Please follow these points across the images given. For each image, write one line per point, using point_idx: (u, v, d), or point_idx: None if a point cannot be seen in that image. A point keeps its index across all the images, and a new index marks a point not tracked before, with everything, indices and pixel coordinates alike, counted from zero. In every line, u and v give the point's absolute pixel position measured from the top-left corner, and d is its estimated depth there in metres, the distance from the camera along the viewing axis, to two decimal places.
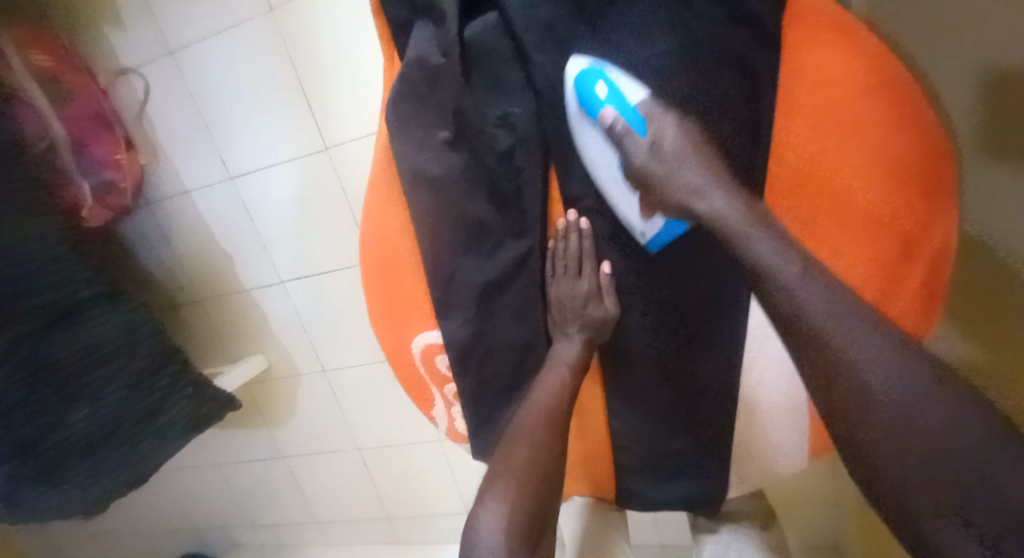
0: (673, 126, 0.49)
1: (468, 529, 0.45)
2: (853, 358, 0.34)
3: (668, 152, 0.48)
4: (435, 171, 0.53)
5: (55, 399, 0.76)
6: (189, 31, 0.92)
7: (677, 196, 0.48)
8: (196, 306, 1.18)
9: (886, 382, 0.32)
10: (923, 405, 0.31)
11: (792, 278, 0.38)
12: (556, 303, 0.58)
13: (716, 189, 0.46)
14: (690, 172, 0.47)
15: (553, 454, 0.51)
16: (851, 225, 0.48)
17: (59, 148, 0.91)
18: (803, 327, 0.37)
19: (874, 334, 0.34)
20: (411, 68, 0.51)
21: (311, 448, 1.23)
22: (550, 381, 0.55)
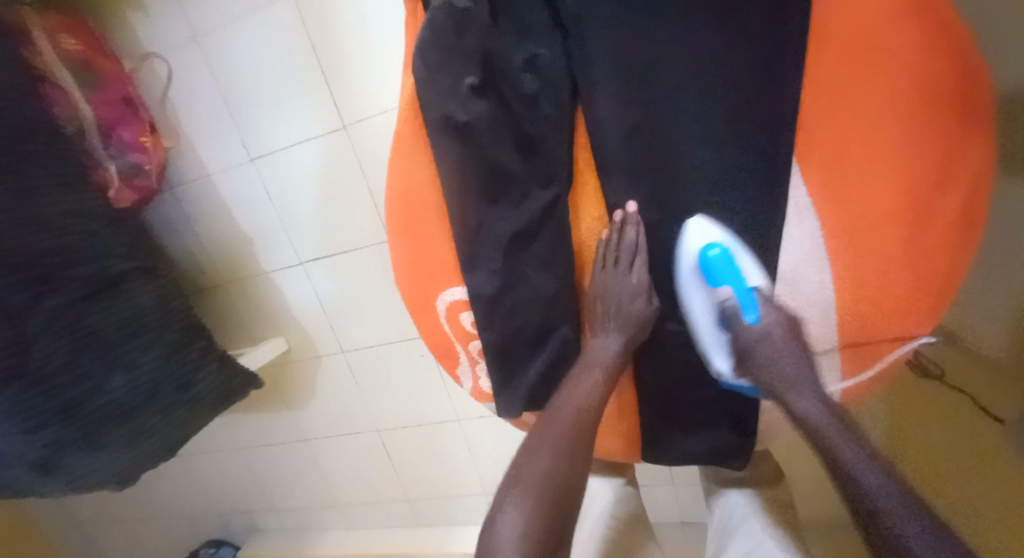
0: (785, 319, 0.53)
1: (486, 530, 0.48)
2: (898, 532, 0.40)
3: (775, 341, 0.53)
4: (463, 118, 0.53)
5: (95, 364, 0.81)
6: (213, 13, 0.93)
7: (779, 384, 0.53)
8: (218, 289, 1.19)
9: (924, 548, 0.38)
10: (926, 542, 0.39)
11: (855, 458, 0.46)
12: (602, 292, 0.59)
13: (809, 390, 0.52)
14: (791, 364, 0.52)
15: (575, 466, 0.51)
16: (880, 158, 0.46)
17: (87, 131, 0.93)
18: (863, 508, 0.43)
19: (912, 518, 0.40)
20: (439, 16, 0.50)
21: (330, 431, 1.23)
22: (585, 384, 0.56)
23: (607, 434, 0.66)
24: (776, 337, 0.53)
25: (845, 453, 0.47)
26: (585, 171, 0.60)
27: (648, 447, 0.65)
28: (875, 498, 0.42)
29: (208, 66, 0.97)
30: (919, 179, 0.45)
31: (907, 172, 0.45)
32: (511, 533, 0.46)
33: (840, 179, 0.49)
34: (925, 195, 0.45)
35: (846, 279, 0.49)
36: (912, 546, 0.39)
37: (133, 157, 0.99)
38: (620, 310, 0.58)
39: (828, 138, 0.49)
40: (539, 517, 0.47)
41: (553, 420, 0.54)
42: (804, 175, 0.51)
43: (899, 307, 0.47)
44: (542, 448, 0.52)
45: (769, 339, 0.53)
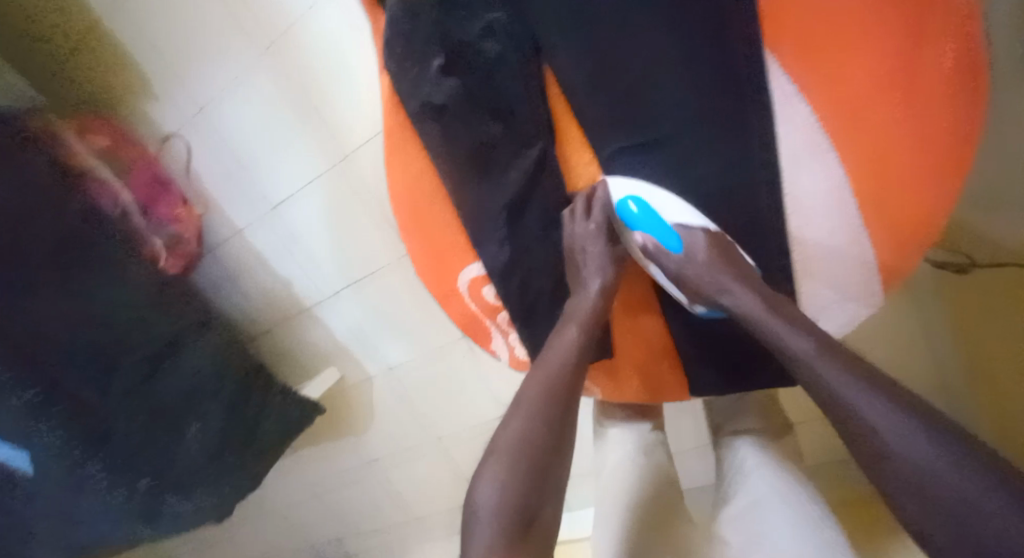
0: (703, 239, 0.54)
1: (468, 503, 0.46)
2: (870, 426, 0.37)
3: (700, 263, 0.53)
4: (438, 100, 0.55)
5: (170, 421, 0.91)
6: (210, 83, 1.01)
7: (704, 287, 0.53)
8: (270, 334, 1.28)
9: (899, 445, 0.36)
10: (901, 431, 0.36)
11: (806, 351, 0.43)
12: (570, 249, 0.61)
13: (740, 287, 0.51)
14: (720, 275, 0.52)
15: (552, 426, 0.49)
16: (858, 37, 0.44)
17: (131, 214, 1.02)
18: (822, 390, 0.41)
19: (873, 394, 0.38)
20: (395, 11, 0.53)
21: (395, 448, 1.28)
22: (563, 339, 0.55)
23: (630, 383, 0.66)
24: (696, 259, 0.53)
25: (831, 379, 0.40)
26: (563, 119, 0.62)
27: (691, 382, 0.65)
28: (870, 420, 0.37)
29: (218, 131, 1.06)
30: (909, 52, 0.42)
31: (890, 44, 0.43)
32: (490, 495, 0.45)
33: (819, 66, 0.47)
34: (920, 61, 0.42)
35: (861, 173, 0.49)
36: (921, 461, 0.34)
37: (172, 228, 1.09)
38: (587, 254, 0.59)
39: (800, 21, 0.47)
40: (519, 481, 0.45)
41: (536, 371, 0.54)
42: (784, 67, 0.49)
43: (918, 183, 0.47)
44: (517, 411, 0.50)
45: (688, 263, 0.54)
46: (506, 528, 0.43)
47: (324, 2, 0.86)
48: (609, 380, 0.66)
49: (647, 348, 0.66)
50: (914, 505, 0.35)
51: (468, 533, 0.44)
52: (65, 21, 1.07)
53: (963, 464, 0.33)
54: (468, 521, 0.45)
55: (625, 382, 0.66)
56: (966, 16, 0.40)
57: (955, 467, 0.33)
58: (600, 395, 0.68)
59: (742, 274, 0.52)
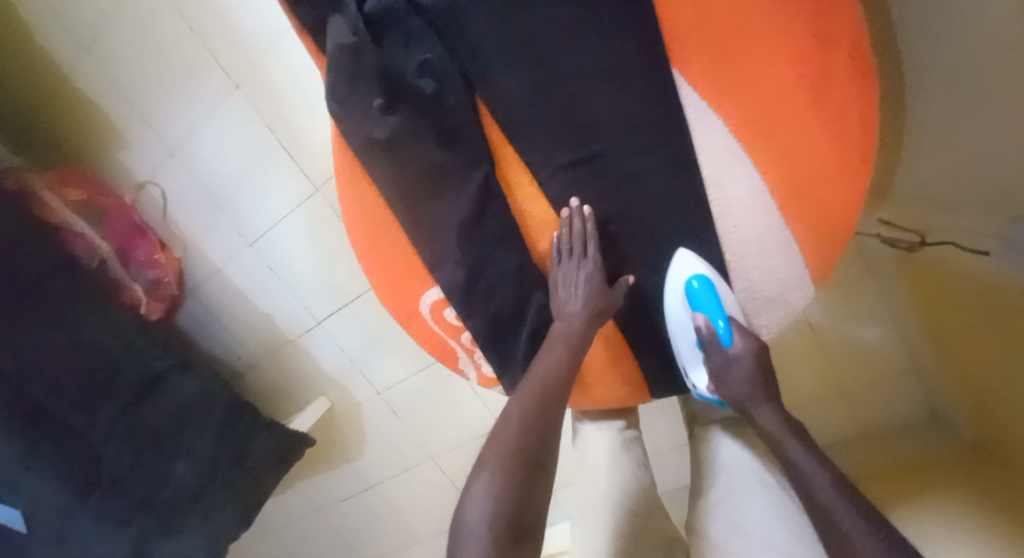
0: (750, 344, 0.56)
1: (459, 507, 0.50)
2: (833, 516, 0.45)
3: (741, 365, 0.56)
4: (382, 135, 0.59)
5: (157, 458, 0.92)
6: (180, 131, 1.06)
7: (739, 397, 0.57)
8: (259, 369, 1.31)
9: (857, 532, 0.42)
10: (859, 525, 0.43)
11: (792, 447, 0.52)
12: (558, 282, 0.63)
13: (764, 406, 0.56)
14: (750, 373, 0.56)
15: (544, 440, 0.54)
16: (762, 46, 0.49)
17: (109, 261, 1.08)
18: (803, 482, 0.49)
19: (842, 496, 0.45)
20: (335, 55, 0.56)
21: (390, 470, 1.30)
22: (549, 359, 0.59)
23: (606, 388, 0.66)
24: (743, 363, 0.56)
25: (810, 475, 0.48)
26: (501, 146, 0.63)
27: (654, 384, 0.66)
28: (835, 513, 0.45)
29: (190, 176, 1.10)
30: (798, 41, 0.47)
31: (784, 45, 0.48)
32: (479, 502, 0.48)
33: (728, 80, 0.52)
34: (812, 57, 0.47)
35: (777, 170, 0.52)
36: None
37: (150, 273, 1.13)
38: (571, 286, 0.61)
39: (696, 40, 0.53)
40: (506, 494, 0.48)
41: (524, 386, 0.58)
42: (690, 83, 0.55)
43: (835, 165, 0.50)
44: (512, 423, 0.55)
45: (738, 364, 0.56)
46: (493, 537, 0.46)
47: (281, 46, 0.90)
48: (580, 390, 0.67)
49: (608, 350, 0.65)
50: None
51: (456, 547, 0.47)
52: (40, 82, 1.11)
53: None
54: (457, 534, 0.48)
55: (592, 388, 0.66)
56: (855, 27, 0.47)
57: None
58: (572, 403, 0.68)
59: (765, 384, 0.56)
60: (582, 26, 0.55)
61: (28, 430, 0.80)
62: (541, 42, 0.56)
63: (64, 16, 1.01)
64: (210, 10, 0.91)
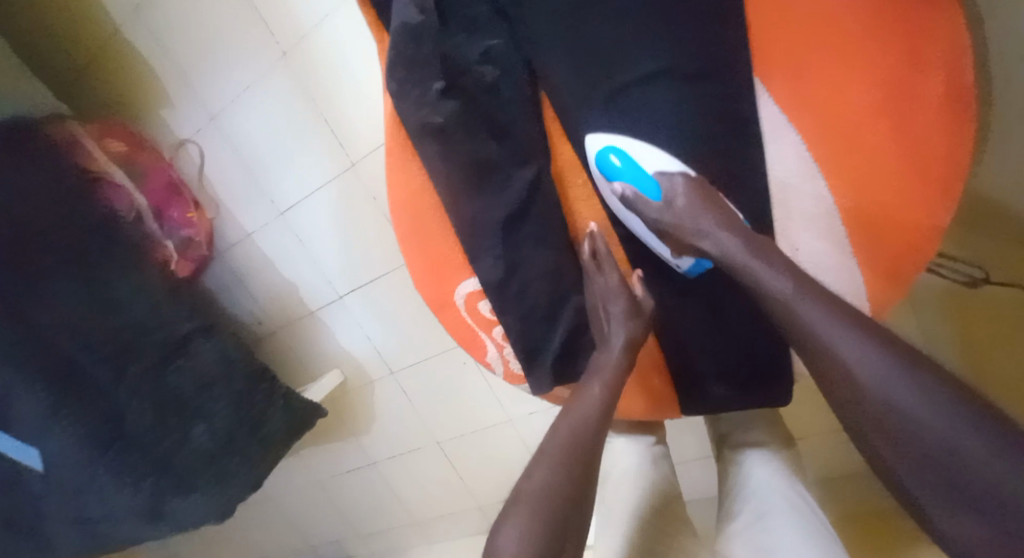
0: (682, 183, 0.52)
1: (491, 541, 0.47)
2: (842, 362, 0.38)
3: (681, 208, 0.51)
4: (437, 121, 0.57)
5: (178, 420, 0.93)
6: (223, 93, 1.05)
7: (685, 234, 0.52)
8: (276, 335, 1.32)
9: (870, 380, 0.36)
10: (873, 367, 0.36)
11: (784, 290, 0.43)
12: (592, 303, 0.61)
13: (723, 232, 0.49)
14: (704, 218, 0.50)
15: (579, 475, 0.48)
16: (847, 59, 0.45)
17: (145, 217, 1.07)
18: (797, 326, 0.41)
19: (855, 338, 0.38)
20: (398, 35, 0.54)
21: (394, 451, 1.30)
22: (588, 394, 0.54)
23: (628, 395, 0.63)
24: (676, 205, 0.52)
25: (805, 313, 0.41)
26: (559, 142, 0.62)
27: (685, 404, 0.62)
28: (842, 357, 0.38)
29: (228, 140, 1.10)
30: (887, 61, 0.43)
31: (874, 58, 0.44)
32: (512, 545, 0.44)
33: (806, 95, 0.49)
34: (902, 73, 0.43)
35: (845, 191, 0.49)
36: (930, 426, 0.33)
37: (184, 232, 1.14)
38: (608, 304, 0.58)
39: (782, 48, 0.49)
40: (537, 535, 0.44)
41: (568, 414, 0.53)
42: (770, 90, 0.51)
43: (900, 197, 0.46)
44: (540, 463, 0.49)
45: (674, 209, 0.52)
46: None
47: (333, 19, 0.88)
48: None
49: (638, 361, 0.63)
50: (916, 472, 0.35)
51: None
52: (90, 34, 1.12)
53: (964, 420, 0.32)
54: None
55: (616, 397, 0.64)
56: (957, 40, 0.42)
57: (951, 431, 0.32)
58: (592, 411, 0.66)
59: (726, 219, 0.50)
60: (661, 24, 0.50)
61: (56, 384, 0.83)
62: (619, 36, 0.51)
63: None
64: None
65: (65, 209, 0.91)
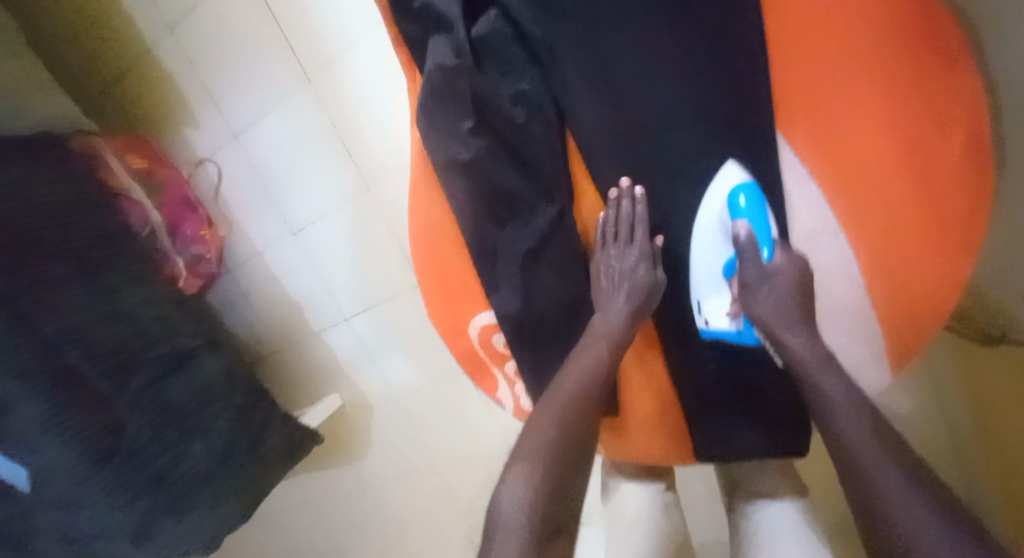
0: (795, 262, 0.49)
1: (491, 506, 0.47)
2: (877, 477, 0.38)
3: (779, 280, 0.49)
4: (465, 157, 0.58)
5: (176, 435, 0.91)
6: (248, 114, 1.07)
7: (764, 313, 0.49)
8: (277, 354, 1.31)
9: (902, 502, 0.36)
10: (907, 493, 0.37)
11: (838, 392, 0.44)
12: (602, 271, 0.59)
13: (802, 326, 0.48)
14: (794, 307, 0.48)
15: (580, 440, 0.50)
16: (867, 123, 0.47)
17: (159, 231, 1.09)
18: (841, 430, 0.42)
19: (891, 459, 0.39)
20: (433, 74, 0.57)
21: (389, 478, 1.27)
22: (589, 354, 0.54)
23: (643, 436, 0.61)
24: (781, 279, 0.49)
25: (849, 417, 0.42)
26: (581, 178, 0.64)
27: (700, 448, 0.60)
28: (877, 474, 0.38)
29: (248, 158, 1.12)
30: (906, 127, 0.45)
31: (892, 123, 0.46)
32: (516, 498, 0.45)
33: (828, 156, 0.51)
34: (921, 137, 0.45)
35: (866, 249, 0.50)
36: (948, 551, 0.33)
37: (195, 247, 1.15)
38: (619, 275, 0.57)
39: (804, 111, 0.52)
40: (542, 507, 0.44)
41: (556, 392, 0.53)
42: (791, 144, 0.54)
43: (920, 258, 0.46)
44: (546, 414, 0.51)
45: (779, 282, 0.49)
46: (525, 544, 0.42)
47: (360, 49, 0.91)
48: (613, 435, 0.63)
49: (654, 399, 0.61)
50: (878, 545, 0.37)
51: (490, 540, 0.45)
52: (121, 52, 1.15)
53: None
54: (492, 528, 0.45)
55: (629, 439, 0.62)
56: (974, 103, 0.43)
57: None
58: (604, 451, 0.65)
59: (813, 308, 0.48)
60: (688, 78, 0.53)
61: (50, 380, 0.78)
62: (648, 84, 0.54)
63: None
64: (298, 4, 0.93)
65: (68, 226, 0.88)
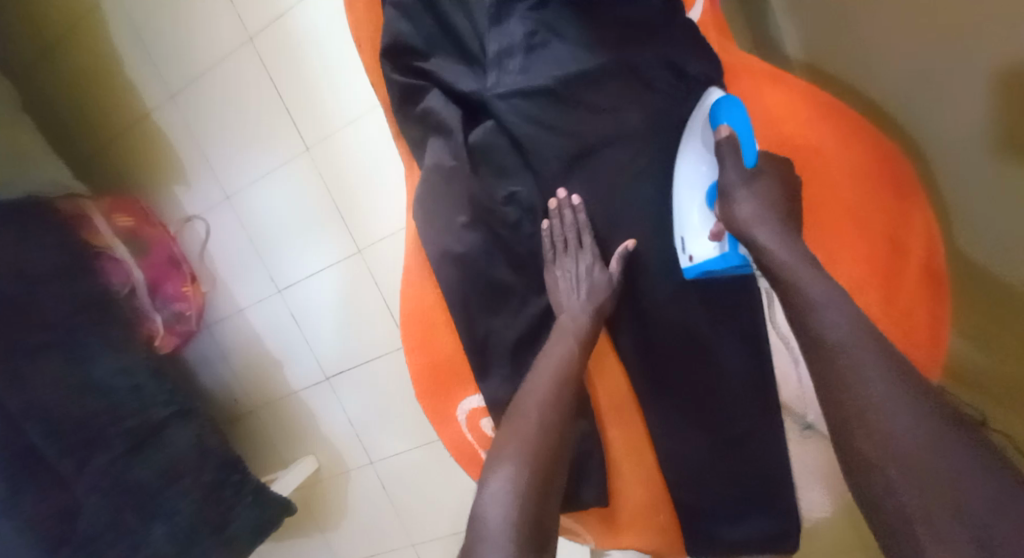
0: (776, 164, 0.49)
1: (474, 518, 0.45)
2: (846, 357, 0.35)
3: (760, 182, 0.47)
4: (459, 250, 0.60)
5: (136, 519, 0.85)
6: (243, 177, 1.10)
7: (748, 211, 0.45)
8: (252, 415, 1.27)
9: (877, 382, 0.33)
10: (883, 367, 0.33)
11: (808, 273, 0.40)
12: (555, 284, 0.60)
13: (772, 228, 0.44)
14: (774, 217, 0.45)
15: (562, 433, 0.52)
16: (827, 176, 0.52)
17: (138, 291, 1.07)
18: (807, 307, 0.39)
19: (872, 337, 0.35)
20: (430, 172, 0.62)
21: (364, 549, 1.22)
22: (560, 352, 0.55)
23: (633, 531, 0.63)
24: (769, 175, 0.48)
25: (823, 300, 0.38)
26: None
27: (691, 543, 0.61)
28: (851, 349, 0.35)
29: (239, 218, 1.12)
30: (862, 167, 0.51)
31: (848, 170, 0.51)
32: (502, 505, 0.44)
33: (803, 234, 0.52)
34: (878, 174, 0.50)
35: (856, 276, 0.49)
36: (915, 424, 0.30)
37: (175, 305, 1.13)
38: (577, 287, 0.59)
39: None
40: (530, 488, 0.46)
41: (528, 395, 0.53)
42: None
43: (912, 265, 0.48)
44: (529, 409, 0.52)
45: (759, 179, 0.47)
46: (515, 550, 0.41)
47: (359, 122, 0.96)
48: (608, 531, 0.64)
49: (647, 497, 0.63)
50: (853, 441, 0.33)
51: (472, 551, 0.42)
52: (124, 114, 1.19)
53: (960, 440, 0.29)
54: (473, 542, 0.42)
55: (621, 534, 0.63)
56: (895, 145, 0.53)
57: (946, 442, 0.29)
58: (593, 543, 0.65)
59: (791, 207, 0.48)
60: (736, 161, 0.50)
61: (8, 461, 0.74)
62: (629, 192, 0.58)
63: (167, 66, 1.10)
64: (301, 79, 0.98)
65: (44, 287, 0.88)
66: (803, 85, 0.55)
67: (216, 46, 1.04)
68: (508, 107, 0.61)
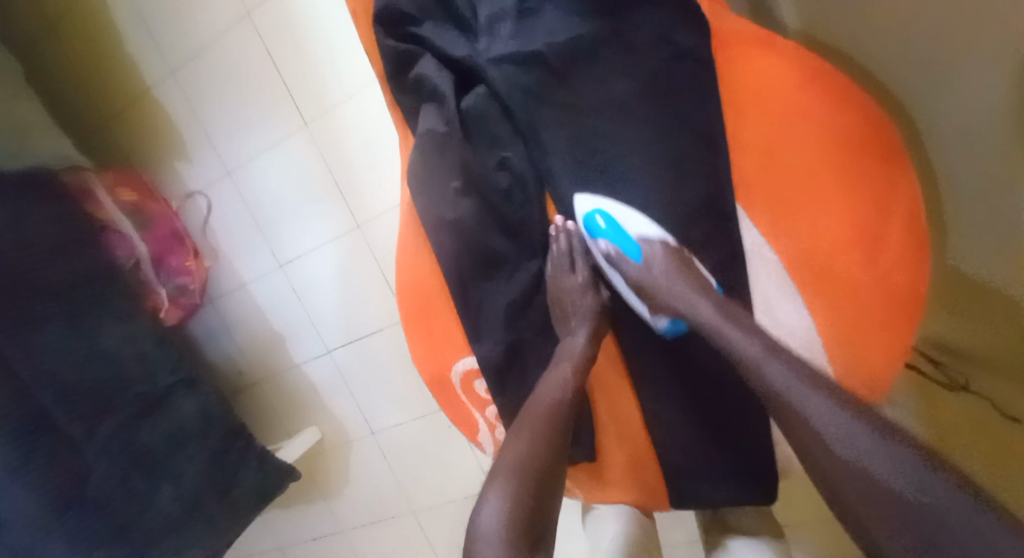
0: (661, 249, 0.54)
1: (470, 525, 0.45)
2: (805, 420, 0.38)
3: (658, 274, 0.54)
4: (452, 217, 0.62)
5: (145, 482, 0.89)
6: (243, 153, 1.11)
7: (660, 295, 0.53)
8: (255, 387, 1.31)
9: (842, 440, 0.36)
10: (840, 425, 0.36)
11: (757, 352, 0.43)
12: (556, 301, 0.63)
13: (699, 299, 0.50)
14: (677, 284, 0.52)
15: (552, 446, 0.51)
16: (814, 157, 0.51)
17: (142, 263, 1.09)
18: (761, 383, 0.42)
19: (820, 394, 0.39)
20: (425, 139, 0.63)
21: (365, 515, 1.26)
22: (557, 375, 0.56)
23: (619, 483, 0.65)
24: (660, 266, 0.54)
25: (764, 364, 0.42)
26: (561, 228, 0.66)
27: (673, 496, 0.63)
28: (812, 416, 0.38)
29: (240, 193, 1.14)
30: (848, 150, 0.50)
31: (837, 147, 0.51)
32: (494, 518, 0.44)
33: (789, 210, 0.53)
34: (868, 159, 0.50)
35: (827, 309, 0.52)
36: (890, 472, 0.33)
37: (179, 279, 1.14)
38: (575, 308, 0.61)
39: (756, 167, 0.55)
40: (523, 497, 0.45)
41: (531, 410, 0.54)
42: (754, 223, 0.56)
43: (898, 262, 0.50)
44: (523, 431, 0.51)
45: (650, 265, 0.54)
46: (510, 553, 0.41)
47: (356, 97, 0.96)
48: (594, 483, 0.66)
49: (630, 454, 0.65)
50: (845, 492, 0.36)
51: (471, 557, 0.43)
52: (124, 88, 1.19)
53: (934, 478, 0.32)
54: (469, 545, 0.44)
55: (608, 488, 0.66)
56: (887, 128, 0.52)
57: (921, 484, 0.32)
58: (581, 497, 0.68)
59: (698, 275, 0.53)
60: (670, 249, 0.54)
61: (22, 424, 0.78)
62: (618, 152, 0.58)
63: (166, 40, 1.11)
64: (298, 54, 0.99)
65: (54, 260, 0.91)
66: (793, 55, 0.55)
67: (213, 20, 1.04)
68: (500, 74, 0.62)
